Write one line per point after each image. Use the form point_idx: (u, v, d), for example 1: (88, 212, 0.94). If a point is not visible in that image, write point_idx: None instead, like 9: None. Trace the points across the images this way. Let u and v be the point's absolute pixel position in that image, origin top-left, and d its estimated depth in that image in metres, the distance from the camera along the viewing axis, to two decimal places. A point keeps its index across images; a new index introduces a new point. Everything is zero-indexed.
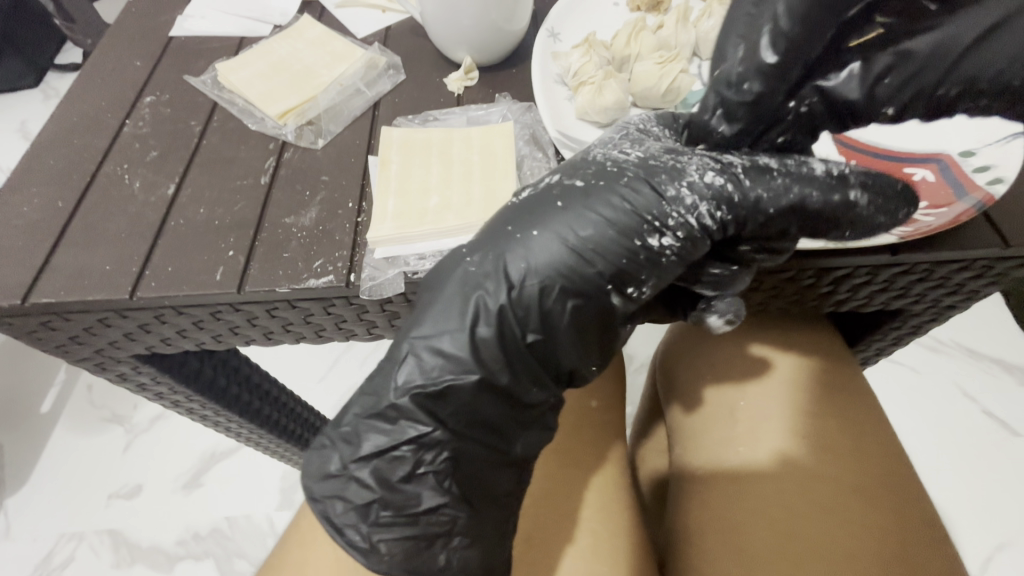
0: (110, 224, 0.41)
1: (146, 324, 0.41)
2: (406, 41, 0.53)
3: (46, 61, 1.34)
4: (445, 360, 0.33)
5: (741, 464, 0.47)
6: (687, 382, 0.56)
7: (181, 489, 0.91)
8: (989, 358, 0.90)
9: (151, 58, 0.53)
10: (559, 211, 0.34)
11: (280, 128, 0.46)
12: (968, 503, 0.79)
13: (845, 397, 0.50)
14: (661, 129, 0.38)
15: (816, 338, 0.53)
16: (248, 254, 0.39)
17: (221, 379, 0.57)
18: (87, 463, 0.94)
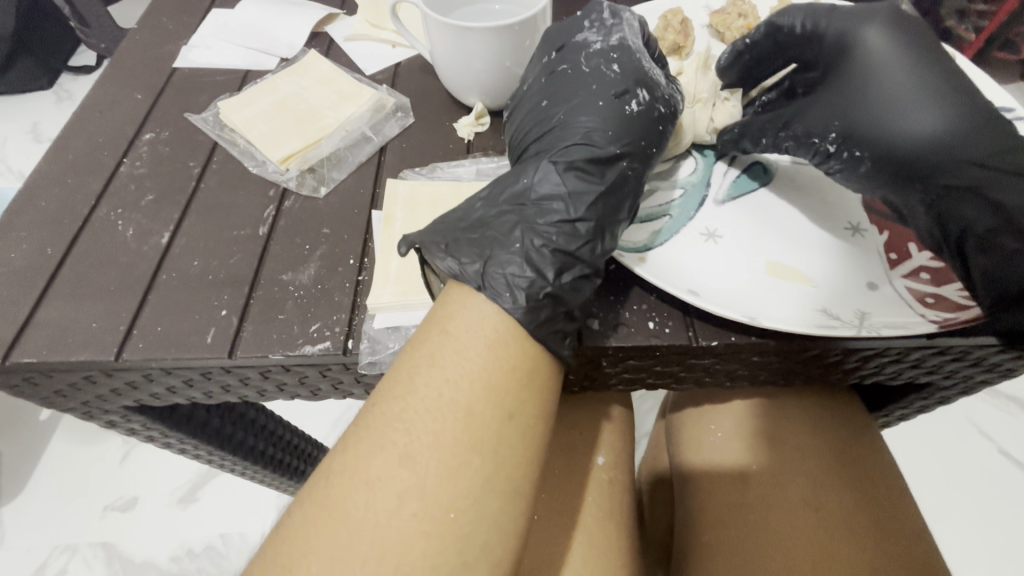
0: (101, 274, 0.39)
1: (133, 382, 0.39)
2: (415, 79, 0.51)
3: (60, 62, 1.34)
4: (552, 234, 0.33)
5: (751, 533, 0.44)
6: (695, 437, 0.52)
7: (176, 504, 0.89)
8: (1005, 395, 0.87)
9: (153, 91, 0.52)
10: (627, 115, 0.37)
11: (282, 173, 0.44)
12: (987, 553, 0.75)
13: (864, 464, 0.46)
14: (614, 54, 0.39)
15: (831, 400, 0.49)
16: (242, 314, 0.37)
17: (214, 421, 0.55)
18: (80, 476, 0.92)
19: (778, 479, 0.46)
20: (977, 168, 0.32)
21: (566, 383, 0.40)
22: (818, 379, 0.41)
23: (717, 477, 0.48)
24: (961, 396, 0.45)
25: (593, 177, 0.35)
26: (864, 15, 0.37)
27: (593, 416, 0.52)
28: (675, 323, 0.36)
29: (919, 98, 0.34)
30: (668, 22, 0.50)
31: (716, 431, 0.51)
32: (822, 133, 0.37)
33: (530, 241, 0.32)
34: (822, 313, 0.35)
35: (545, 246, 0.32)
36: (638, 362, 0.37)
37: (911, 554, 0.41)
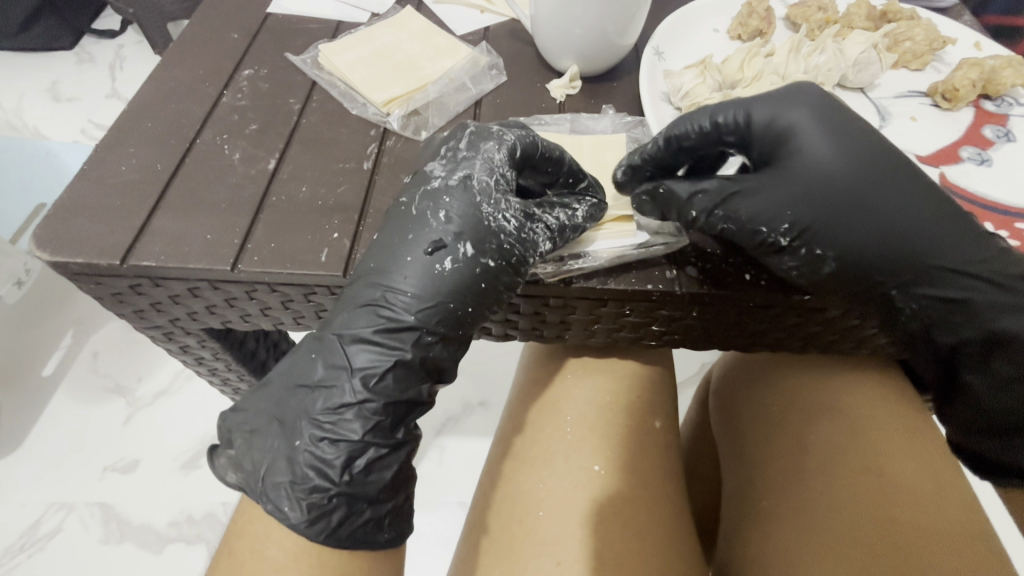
0: (210, 192, 0.40)
1: (233, 299, 0.40)
2: (506, 43, 0.53)
3: (84, 23, 1.34)
4: (434, 245, 0.35)
5: (810, 498, 0.46)
6: (748, 414, 0.54)
7: (178, 470, 0.88)
8: None
9: (248, 32, 0.53)
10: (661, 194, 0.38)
11: (383, 116, 0.46)
12: None
13: (922, 443, 0.48)
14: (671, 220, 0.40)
15: (888, 379, 0.51)
16: (353, 238, 0.38)
17: (262, 352, 0.57)
18: (85, 433, 0.91)
19: (833, 448, 0.48)
20: (949, 278, 0.36)
21: (649, 331, 0.42)
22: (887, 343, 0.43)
23: (770, 448, 0.51)
24: None
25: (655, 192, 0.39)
26: (790, 99, 0.36)
27: (650, 382, 0.53)
28: (769, 275, 0.38)
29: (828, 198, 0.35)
30: (753, 9, 0.52)
31: (766, 409, 0.53)
32: (775, 227, 0.35)
33: (414, 263, 0.35)
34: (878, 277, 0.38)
35: (428, 267, 0.35)
36: (726, 312, 0.39)
37: (965, 515, 0.43)
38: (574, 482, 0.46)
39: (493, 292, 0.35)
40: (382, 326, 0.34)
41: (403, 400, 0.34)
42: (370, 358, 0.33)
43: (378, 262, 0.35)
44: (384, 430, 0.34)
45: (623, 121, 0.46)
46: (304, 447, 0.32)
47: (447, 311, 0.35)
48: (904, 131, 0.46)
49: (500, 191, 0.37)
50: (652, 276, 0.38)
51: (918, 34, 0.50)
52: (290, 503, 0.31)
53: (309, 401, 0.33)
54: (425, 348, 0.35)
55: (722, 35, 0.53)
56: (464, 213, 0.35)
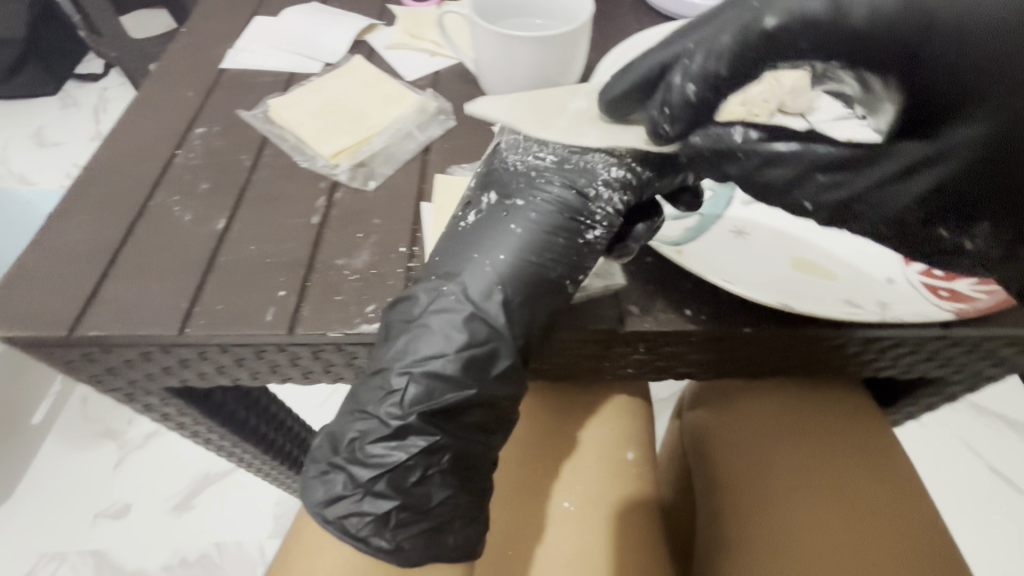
0: (161, 256, 0.41)
1: (187, 360, 0.40)
2: (456, 87, 0.54)
3: (67, 70, 1.36)
4: (562, 210, 0.37)
5: (765, 531, 0.47)
6: (712, 442, 0.55)
7: (170, 512, 0.91)
8: (993, 414, 0.97)
9: (202, 89, 0.54)
10: (557, 239, 0.37)
11: (332, 167, 0.47)
12: (988, 562, 0.83)
13: (883, 477, 0.48)
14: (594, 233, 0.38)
15: (846, 406, 0.53)
16: (300, 294, 0.39)
17: (241, 411, 0.58)
18: (78, 481, 0.93)
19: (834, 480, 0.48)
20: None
21: (601, 371, 0.43)
22: (842, 368, 0.43)
23: (730, 475, 0.52)
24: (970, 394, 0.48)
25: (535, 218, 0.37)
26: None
27: (617, 410, 0.55)
28: (709, 311, 0.38)
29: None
30: None
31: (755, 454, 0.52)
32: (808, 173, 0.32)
33: (516, 213, 0.38)
34: (885, 311, 0.37)
35: (509, 222, 0.37)
36: (675, 347, 0.40)
37: (927, 556, 0.43)
38: (550, 521, 0.48)
39: (596, 243, 0.38)
40: (479, 272, 0.36)
41: (485, 378, 0.36)
42: (449, 322, 0.35)
43: (492, 193, 0.39)
44: (456, 416, 0.36)
45: None
46: (387, 397, 0.35)
47: (526, 265, 0.36)
48: None
49: (521, 220, 0.37)
50: (597, 317, 0.38)
51: None
52: (361, 460, 0.35)
53: (416, 340, 0.36)
54: (510, 309, 0.36)
55: None
56: (541, 216, 0.37)
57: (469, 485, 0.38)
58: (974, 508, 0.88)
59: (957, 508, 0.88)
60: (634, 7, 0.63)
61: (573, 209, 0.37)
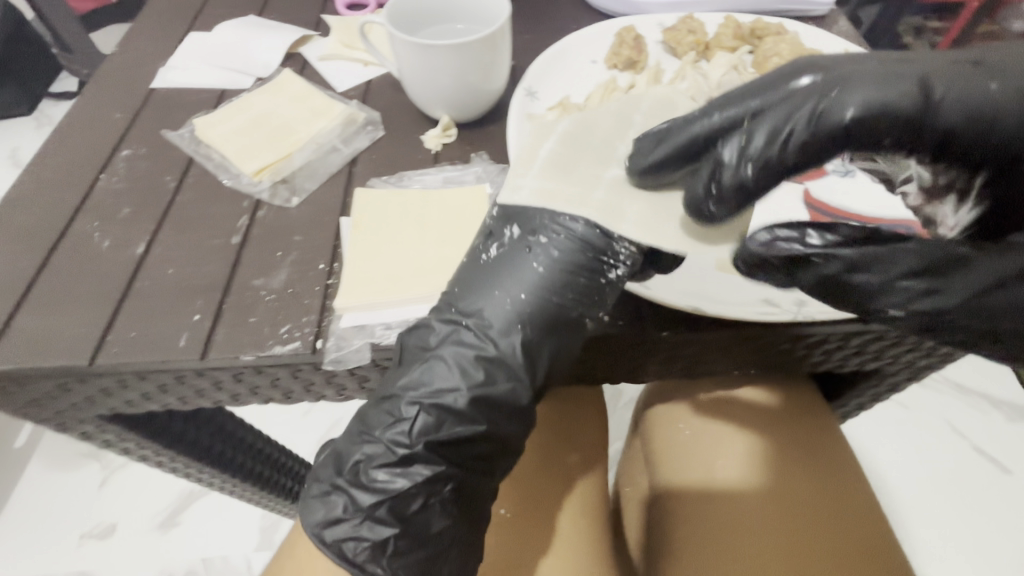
0: (78, 285, 0.41)
1: (108, 389, 0.40)
2: (387, 95, 0.54)
3: (42, 88, 1.34)
4: (584, 249, 0.34)
5: (715, 548, 0.46)
6: (671, 454, 0.54)
7: (156, 529, 0.91)
8: (977, 393, 0.96)
9: (131, 110, 0.54)
10: (577, 281, 0.35)
11: (255, 185, 0.46)
12: (970, 542, 0.83)
13: (835, 494, 0.48)
14: (615, 273, 0.35)
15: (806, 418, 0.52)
16: (215, 319, 0.38)
17: (191, 431, 0.56)
18: (59, 503, 0.93)
19: (801, 499, 0.47)
20: None
21: None
22: (779, 366, 0.43)
23: (685, 486, 0.51)
24: (908, 384, 0.48)
25: (549, 264, 0.34)
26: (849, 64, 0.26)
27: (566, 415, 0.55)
28: (629, 316, 0.38)
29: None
30: (623, 38, 0.53)
31: (725, 474, 0.50)
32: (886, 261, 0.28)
33: (538, 249, 0.35)
34: (799, 310, 0.37)
35: (530, 259, 0.35)
36: (601, 353, 0.39)
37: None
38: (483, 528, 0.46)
39: (618, 282, 0.35)
40: (500, 310, 0.34)
41: (495, 413, 0.35)
42: (464, 356, 0.34)
43: (514, 226, 0.35)
44: (458, 445, 0.35)
45: (496, 166, 0.47)
46: (394, 423, 0.34)
47: (546, 305, 0.34)
48: None
49: (525, 264, 0.35)
50: None
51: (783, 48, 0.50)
52: (365, 483, 0.34)
53: (430, 372, 0.34)
54: (529, 349, 0.34)
55: (600, 65, 0.53)
56: (552, 264, 0.34)
57: (469, 516, 0.37)
58: (957, 491, 0.87)
59: (939, 492, 0.87)
60: (571, 5, 0.62)
61: (592, 253, 0.34)
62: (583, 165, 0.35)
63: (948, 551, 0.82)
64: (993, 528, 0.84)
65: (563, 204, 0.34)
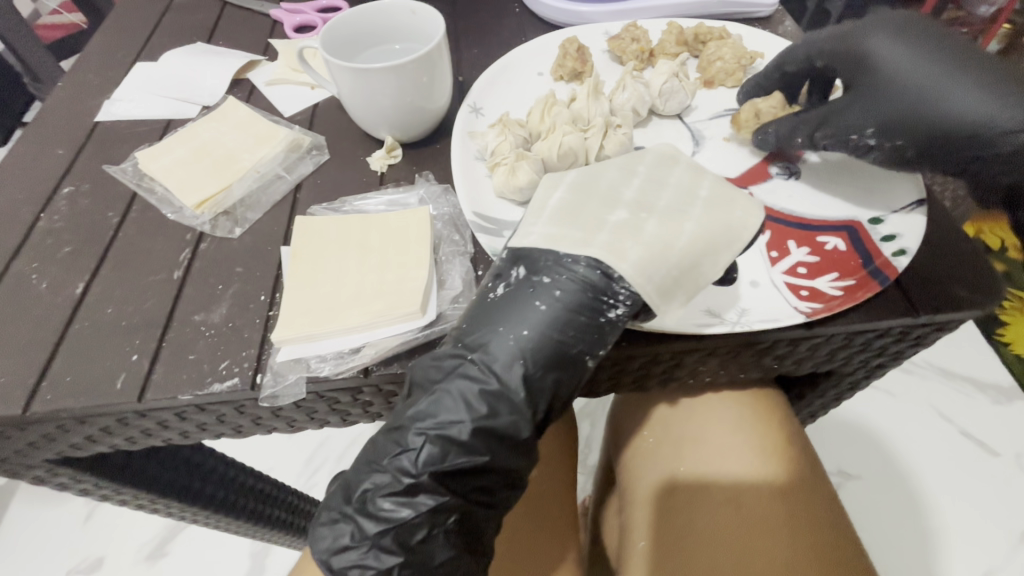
0: (15, 329, 0.40)
1: (50, 434, 0.39)
2: (333, 118, 0.53)
3: (14, 118, 1.33)
4: (586, 289, 0.34)
5: (692, 561, 0.45)
6: (647, 470, 0.52)
7: (142, 561, 0.90)
8: (962, 377, 0.96)
9: (74, 145, 0.53)
10: (575, 317, 0.34)
11: (197, 218, 0.45)
12: (964, 530, 0.83)
13: (813, 505, 0.46)
14: (615, 311, 0.34)
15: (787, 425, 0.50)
16: (153, 357, 0.38)
17: (152, 467, 0.55)
18: (41, 541, 0.91)
19: (768, 526, 0.45)
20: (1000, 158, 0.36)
21: None
22: (739, 371, 0.42)
23: (659, 502, 0.50)
24: (869, 380, 0.48)
25: (550, 303, 0.34)
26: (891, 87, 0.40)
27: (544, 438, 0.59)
28: None
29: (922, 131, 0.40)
30: (566, 50, 0.52)
31: (711, 487, 0.48)
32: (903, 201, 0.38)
33: (541, 289, 0.35)
34: (741, 319, 0.37)
35: (533, 299, 0.35)
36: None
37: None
38: None
39: (620, 321, 0.35)
40: (503, 346, 0.34)
41: (497, 447, 0.34)
42: (470, 390, 0.34)
43: (521, 268, 0.36)
44: (462, 476, 0.35)
45: (439, 185, 0.47)
46: (400, 453, 0.34)
47: (549, 343, 0.34)
48: (715, 155, 0.47)
49: (525, 302, 0.35)
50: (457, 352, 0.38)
51: (726, 53, 0.51)
52: (371, 512, 0.34)
53: (437, 404, 0.34)
54: (532, 385, 0.34)
55: (546, 77, 0.53)
56: (553, 303, 0.34)
57: (474, 545, 0.37)
58: (944, 477, 0.87)
59: (929, 480, 0.87)
60: (519, 16, 0.62)
61: (588, 291, 0.34)
62: (589, 211, 0.37)
63: (938, 540, 0.82)
64: (981, 513, 0.84)
65: (566, 247, 0.35)
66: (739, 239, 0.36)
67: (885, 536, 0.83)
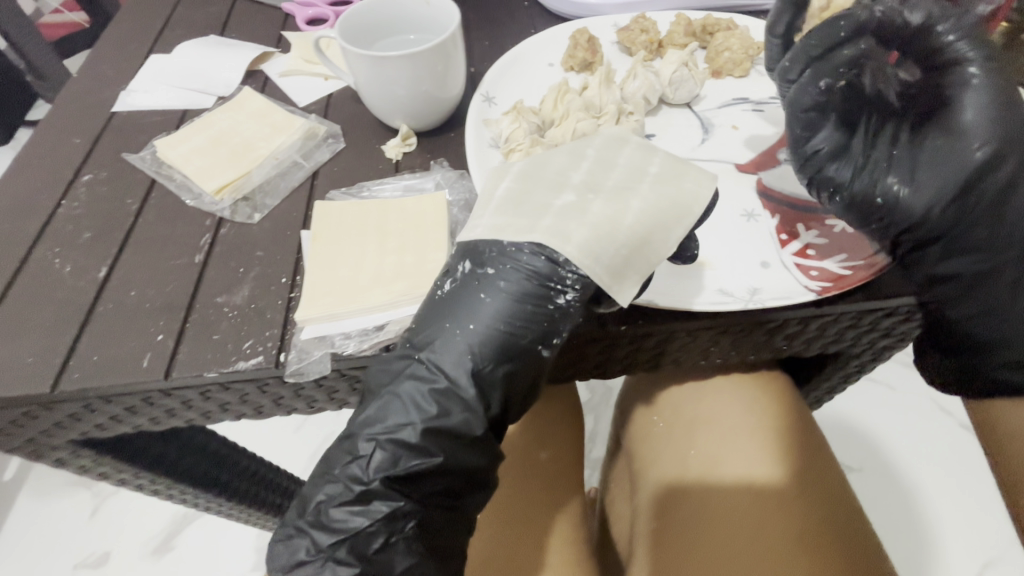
0: (39, 313, 0.40)
1: (75, 414, 0.39)
2: (347, 108, 0.54)
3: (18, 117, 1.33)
4: (532, 277, 0.35)
5: (701, 532, 0.47)
6: (657, 449, 0.54)
7: (149, 556, 0.90)
8: None
9: (91, 135, 0.54)
10: (522, 307, 0.35)
11: (217, 203, 0.46)
12: (965, 520, 0.84)
13: (818, 476, 0.48)
14: (564, 297, 0.35)
15: (789, 403, 0.52)
16: (178, 337, 0.39)
17: (170, 453, 0.55)
18: (48, 536, 0.92)
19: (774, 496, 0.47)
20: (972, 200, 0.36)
21: None
22: (751, 352, 0.43)
23: (669, 478, 0.52)
24: (876, 363, 0.49)
25: (495, 297, 0.36)
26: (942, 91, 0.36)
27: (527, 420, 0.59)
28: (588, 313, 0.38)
29: (935, 143, 0.37)
30: (577, 41, 0.53)
31: (719, 462, 0.50)
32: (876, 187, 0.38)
33: (486, 282, 0.36)
34: (752, 296, 0.38)
35: (478, 293, 0.36)
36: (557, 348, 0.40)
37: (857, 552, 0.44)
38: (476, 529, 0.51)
39: (570, 307, 0.36)
40: (450, 343, 0.35)
41: (452, 446, 0.35)
42: (418, 392, 0.35)
43: (466, 261, 0.37)
44: (420, 480, 0.35)
45: (456, 171, 0.48)
46: (352, 461, 0.35)
47: (497, 335, 0.35)
48: (725, 142, 0.48)
49: (470, 297, 0.36)
50: None
51: (734, 43, 0.52)
52: (324, 524, 0.35)
53: (386, 408, 0.35)
54: (481, 379, 0.35)
55: (557, 67, 0.54)
56: (497, 296, 0.35)
57: (439, 552, 0.37)
58: (945, 469, 0.88)
59: (930, 472, 0.88)
60: (529, 10, 0.63)
61: (532, 282, 0.35)
62: (536, 196, 0.38)
63: (939, 531, 0.83)
64: (981, 498, 0.85)
65: (509, 235, 0.36)
66: (689, 214, 0.37)
67: (889, 523, 0.84)
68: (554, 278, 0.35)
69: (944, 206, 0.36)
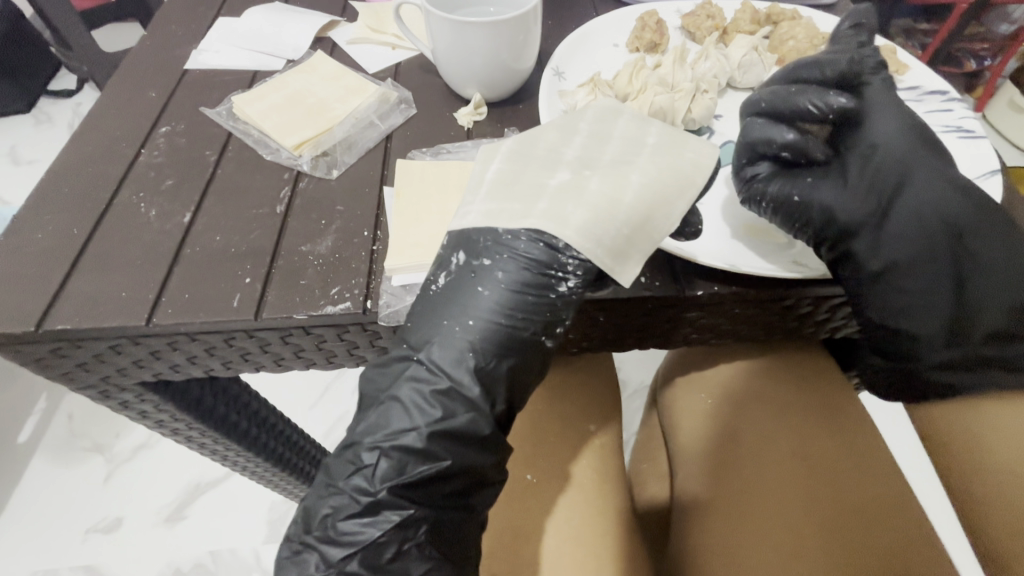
0: (126, 251, 0.42)
1: (157, 351, 0.40)
2: (416, 77, 0.55)
3: (38, 85, 1.33)
4: (531, 266, 0.37)
5: (747, 493, 0.49)
6: (701, 421, 0.56)
7: (163, 523, 0.91)
8: None
9: (165, 89, 0.55)
10: (523, 297, 0.37)
11: (295, 159, 0.47)
12: None
13: (860, 445, 0.51)
14: (567, 286, 0.37)
15: (834, 381, 0.55)
16: (265, 281, 0.40)
17: (221, 407, 0.56)
18: (68, 495, 0.93)
19: (817, 463, 0.49)
20: (897, 207, 0.38)
21: (567, 344, 0.45)
22: (810, 331, 0.45)
23: (716, 445, 0.53)
24: None
25: (496, 290, 0.37)
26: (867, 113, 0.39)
27: (548, 397, 0.57)
28: (664, 279, 0.40)
29: (846, 153, 0.39)
30: (645, 23, 0.55)
31: (763, 430, 0.52)
32: (798, 191, 0.38)
33: (482, 273, 0.37)
34: (831, 268, 0.39)
35: (475, 285, 0.37)
36: (615, 315, 0.41)
37: (897, 512, 0.46)
38: (524, 497, 0.50)
39: (572, 294, 0.37)
40: (450, 339, 0.36)
41: (459, 446, 0.35)
42: (420, 394, 0.35)
43: (461, 252, 0.38)
44: (427, 484, 0.35)
45: None
46: (355, 472, 0.35)
47: (498, 328, 0.36)
48: None
49: (465, 288, 0.37)
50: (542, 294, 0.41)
51: (799, 32, 0.53)
52: (334, 538, 0.34)
53: (386, 415, 0.36)
54: (482, 375, 0.36)
55: (622, 48, 0.55)
56: (493, 288, 0.37)
57: (452, 554, 0.37)
58: None
59: None
60: None
61: (532, 276, 0.36)
62: (531, 177, 0.39)
63: None
64: None
65: (506, 222, 0.37)
66: (691, 187, 0.38)
67: None
68: (555, 266, 0.36)
69: (856, 207, 0.37)
